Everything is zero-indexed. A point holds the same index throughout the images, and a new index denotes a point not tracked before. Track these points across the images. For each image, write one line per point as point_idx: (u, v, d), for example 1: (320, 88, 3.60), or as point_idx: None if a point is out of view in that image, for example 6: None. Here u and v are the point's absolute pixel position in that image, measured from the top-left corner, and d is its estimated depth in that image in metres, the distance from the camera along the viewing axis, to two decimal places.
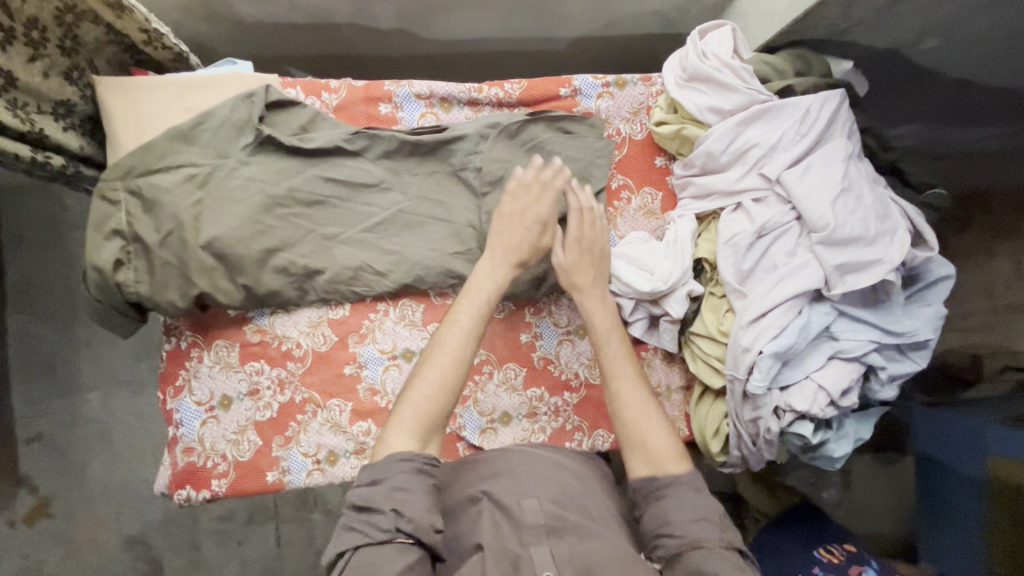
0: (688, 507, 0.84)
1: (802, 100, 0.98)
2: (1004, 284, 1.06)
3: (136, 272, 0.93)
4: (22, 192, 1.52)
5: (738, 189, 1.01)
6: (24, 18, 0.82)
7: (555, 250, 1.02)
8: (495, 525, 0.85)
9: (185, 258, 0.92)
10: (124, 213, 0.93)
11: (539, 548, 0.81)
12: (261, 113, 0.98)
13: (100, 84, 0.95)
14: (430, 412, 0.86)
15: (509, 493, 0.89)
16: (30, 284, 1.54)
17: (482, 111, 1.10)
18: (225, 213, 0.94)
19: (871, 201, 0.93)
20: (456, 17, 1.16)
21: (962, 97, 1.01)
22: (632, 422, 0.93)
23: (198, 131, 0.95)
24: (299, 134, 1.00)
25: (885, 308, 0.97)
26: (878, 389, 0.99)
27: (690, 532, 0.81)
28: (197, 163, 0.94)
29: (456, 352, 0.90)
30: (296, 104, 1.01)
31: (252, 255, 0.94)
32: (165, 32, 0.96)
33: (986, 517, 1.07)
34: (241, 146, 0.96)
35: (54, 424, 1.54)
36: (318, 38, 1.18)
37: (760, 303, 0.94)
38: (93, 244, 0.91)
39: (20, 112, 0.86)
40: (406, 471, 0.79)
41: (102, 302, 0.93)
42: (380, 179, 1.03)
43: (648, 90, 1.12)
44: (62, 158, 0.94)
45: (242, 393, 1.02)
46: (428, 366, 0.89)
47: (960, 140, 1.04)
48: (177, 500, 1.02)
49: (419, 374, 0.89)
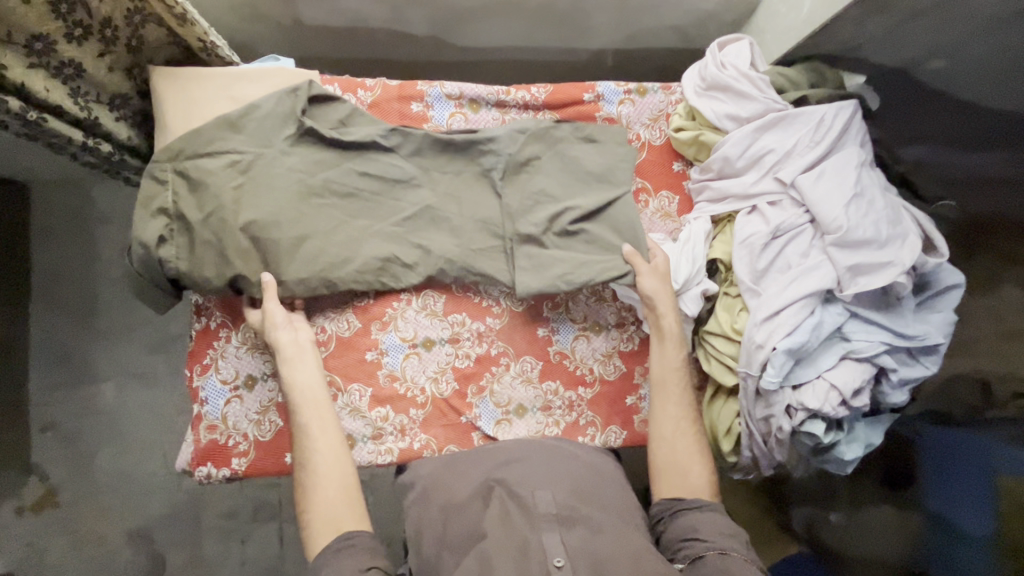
0: (714, 521, 0.93)
1: (817, 109, 1.03)
2: (1010, 309, 1.03)
3: (177, 249, 0.98)
4: (52, 183, 1.57)
5: (754, 193, 1.05)
6: (101, 17, 0.86)
7: (642, 262, 1.05)
8: (506, 513, 0.86)
9: (222, 239, 0.97)
10: (170, 192, 0.98)
11: (550, 534, 0.83)
12: (304, 106, 1.03)
13: (154, 73, 1.00)
14: (328, 507, 0.89)
15: (523, 483, 0.91)
16: (52, 274, 1.57)
17: (509, 113, 1.15)
18: (264, 199, 0.99)
19: (883, 206, 0.96)
20: (485, 25, 1.22)
21: (956, 121, 1.05)
22: (682, 446, 1.01)
23: (244, 120, 1.01)
24: (339, 128, 1.05)
25: (897, 312, 1.00)
26: (889, 392, 1.01)
27: (717, 540, 0.89)
28: (241, 150, 1.00)
29: (328, 452, 0.93)
30: (337, 100, 1.07)
31: (288, 240, 0.99)
32: (220, 44, 1.01)
33: (997, 531, 1.09)
34: (284, 137, 1.02)
35: (66, 412, 1.55)
36: (354, 42, 1.24)
37: (774, 301, 0.97)
38: (139, 221, 0.97)
39: (80, 100, 0.91)
40: (327, 553, 0.85)
41: (143, 276, 0.99)
42: (411, 176, 1.07)
43: (667, 98, 1.18)
44: (110, 145, 0.99)
45: (266, 374, 1.05)
46: (307, 470, 0.92)
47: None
48: (197, 476, 1.04)
49: (307, 474, 0.92)
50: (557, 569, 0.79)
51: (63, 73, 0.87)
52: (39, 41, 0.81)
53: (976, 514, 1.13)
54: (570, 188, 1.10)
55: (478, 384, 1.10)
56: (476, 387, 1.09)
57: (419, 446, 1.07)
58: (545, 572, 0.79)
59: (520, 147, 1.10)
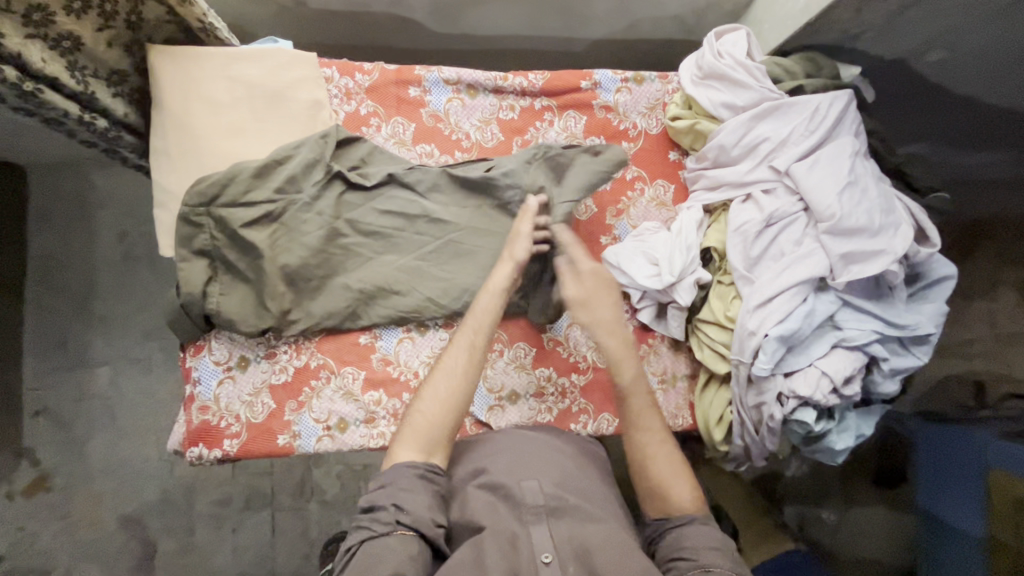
0: (700, 534, 0.85)
1: (812, 98, 1.03)
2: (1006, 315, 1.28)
3: (221, 288, 0.99)
4: (49, 167, 1.57)
5: (749, 181, 1.05)
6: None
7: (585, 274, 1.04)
8: (493, 506, 0.84)
9: (261, 282, 0.99)
10: (207, 235, 0.99)
11: (538, 528, 0.81)
12: (332, 152, 1.05)
13: (154, 50, 1.00)
14: (429, 425, 0.91)
15: (510, 473, 0.89)
16: (48, 258, 1.57)
17: (506, 100, 1.15)
18: (297, 245, 1.01)
19: (876, 195, 0.97)
20: (487, 11, 1.22)
21: (962, 115, 1.15)
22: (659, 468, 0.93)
23: (277, 169, 1.02)
24: (358, 167, 1.06)
25: (887, 301, 1.00)
26: (879, 382, 1.01)
27: (702, 557, 0.82)
28: (273, 199, 1.00)
29: (453, 389, 0.93)
30: (360, 139, 1.08)
31: (294, 225, 1.01)
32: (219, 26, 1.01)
33: (988, 530, 1.11)
34: (313, 182, 1.03)
35: (61, 396, 1.54)
36: (353, 26, 1.24)
37: (767, 288, 0.98)
38: (184, 261, 0.98)
39: (79, 74, 0.90)
40: (410, 475, 0.84)
41: (181, 310, 0.99)
42: (430, 211, 1.08)
43: (664, 87, 1.18)
44: (106, 121, 0.98)
45: (260, 356, 1.04)
46: (424, 395, 0.93)
47: (968, 165, 1.19)
48: (188, 457, 1.02)
49: (421, 396, 0.93)
50: (545, 565, 0.76)
51: (62, 47, 0.86)
52: (37, 12, 0.81)
53: (968, 511, 1.16)
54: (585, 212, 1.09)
55: None
56: None
57: None
58: (534, 570, 0.76)
59: (536, 180, 1.08)
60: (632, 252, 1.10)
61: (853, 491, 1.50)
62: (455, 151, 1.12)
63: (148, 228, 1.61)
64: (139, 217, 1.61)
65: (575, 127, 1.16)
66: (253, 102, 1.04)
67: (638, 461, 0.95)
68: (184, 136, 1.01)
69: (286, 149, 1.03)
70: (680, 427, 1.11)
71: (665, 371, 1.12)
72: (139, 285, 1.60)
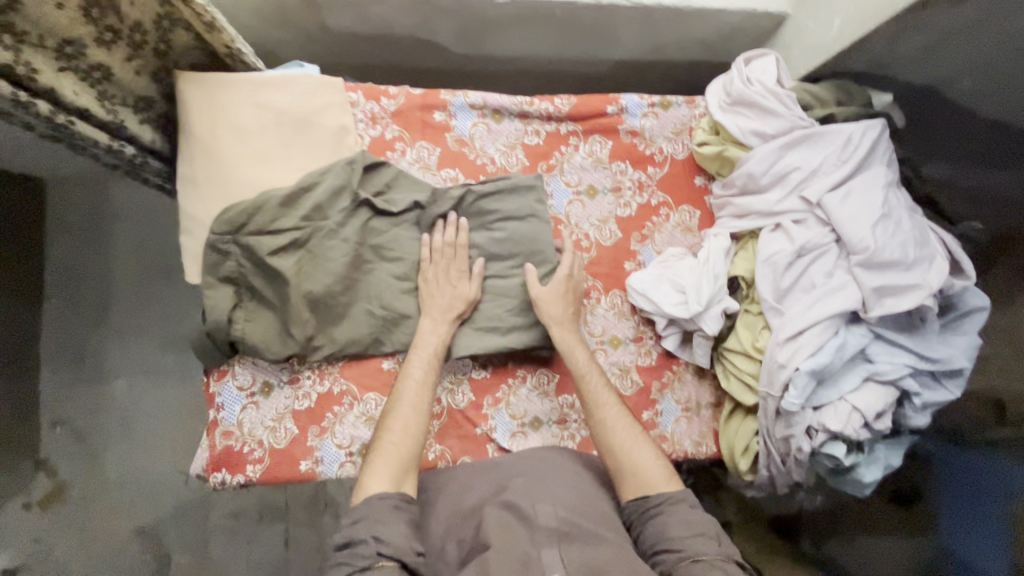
0: (683, 521, 0.84)
1: (844, 128, 1.02)
2: None
3: (247, 314, 0.99)
4: (70, 180, 1.58)
5: (779, 210, 1.04)
6: (130, 22, 0.86)
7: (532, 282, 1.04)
8: (506, 525, 0.78)
9: (286, 309, 0.99)
10: (234, 262, 0.99)
11: (550, 551, 0.75)
12: (359, 179, 1.05)
13: (181, 76, 1.00)
14: (401, 457, 0.88)
15: (525, 496, 0.83)
16: (64, 271, 1.57)
17: (531, 124, 1.14)
18: (321, 271, 1.00)
19: (910, 228, 0.96)
20: (510, 34, 1.21)
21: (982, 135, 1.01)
22: (624, 434, 0.93)
23: (302, 197, 1.01)
24: (383, 193, 1.06)
25: (920, 333, 0.99)
26: (911, 415, 1.00)
27: (689, 546, 0.81)
28: (300, 226, 1.00)
29: (410, 423, 0.91)
30: (384, 165, 1.07)
31: (319, 251, 1.00)
32: (248, 52, 1.01)
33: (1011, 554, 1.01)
34: (339, 209, 1.02)
35: (78, 409, 1.55)
36: (377, 48, 1.24)
37: (798, 321, 0.97)
38: (209, 289, 0.98)
39: (107, 103, 0.90)
40: (383, 508, 0.81)
41: (206, 338, 0.99)
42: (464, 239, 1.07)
43: (691, 112, 1.17)
44: (134, 147, 0.98)
45: (283, 381, 1.03)
46: (387, 428, 0.90)
47: (981, 184, 1.03)
48: (212, 482, 1.01)
49: (388, 422, 0.91)
50: None
51: (92, 78, 0.87)
52: (70, 45, 0.81)
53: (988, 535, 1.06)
54: (547, 243, 1.08)
55: (494, 396, 1.08)
56: (492, 399, 1.08)
57: (433, 457, 1.04)
58: None
59: None
60: (657, 280, 1.08)
61: (871, 516, 1.31)
62: (479, 176, 1.11)
63: (166, 241, 1.61)
64: (158, 230, 1.61)
65: (601, 152, 1.15)
66: (281, 128, 1.04)
67: (619, 464, 0.92)
68: (211, 161, 1.01)
69: (313, 174, 1.03)
70: (705, 455, 1.10)
71: (689, 399, 1.11)
72: (156, 299, 1.60)
